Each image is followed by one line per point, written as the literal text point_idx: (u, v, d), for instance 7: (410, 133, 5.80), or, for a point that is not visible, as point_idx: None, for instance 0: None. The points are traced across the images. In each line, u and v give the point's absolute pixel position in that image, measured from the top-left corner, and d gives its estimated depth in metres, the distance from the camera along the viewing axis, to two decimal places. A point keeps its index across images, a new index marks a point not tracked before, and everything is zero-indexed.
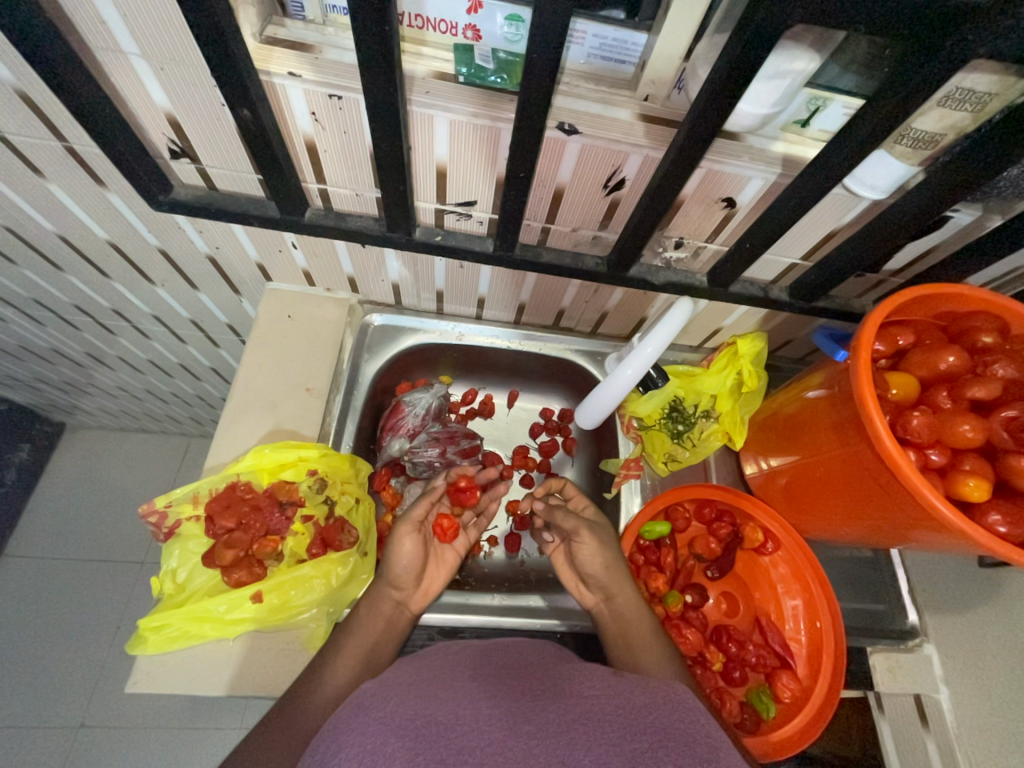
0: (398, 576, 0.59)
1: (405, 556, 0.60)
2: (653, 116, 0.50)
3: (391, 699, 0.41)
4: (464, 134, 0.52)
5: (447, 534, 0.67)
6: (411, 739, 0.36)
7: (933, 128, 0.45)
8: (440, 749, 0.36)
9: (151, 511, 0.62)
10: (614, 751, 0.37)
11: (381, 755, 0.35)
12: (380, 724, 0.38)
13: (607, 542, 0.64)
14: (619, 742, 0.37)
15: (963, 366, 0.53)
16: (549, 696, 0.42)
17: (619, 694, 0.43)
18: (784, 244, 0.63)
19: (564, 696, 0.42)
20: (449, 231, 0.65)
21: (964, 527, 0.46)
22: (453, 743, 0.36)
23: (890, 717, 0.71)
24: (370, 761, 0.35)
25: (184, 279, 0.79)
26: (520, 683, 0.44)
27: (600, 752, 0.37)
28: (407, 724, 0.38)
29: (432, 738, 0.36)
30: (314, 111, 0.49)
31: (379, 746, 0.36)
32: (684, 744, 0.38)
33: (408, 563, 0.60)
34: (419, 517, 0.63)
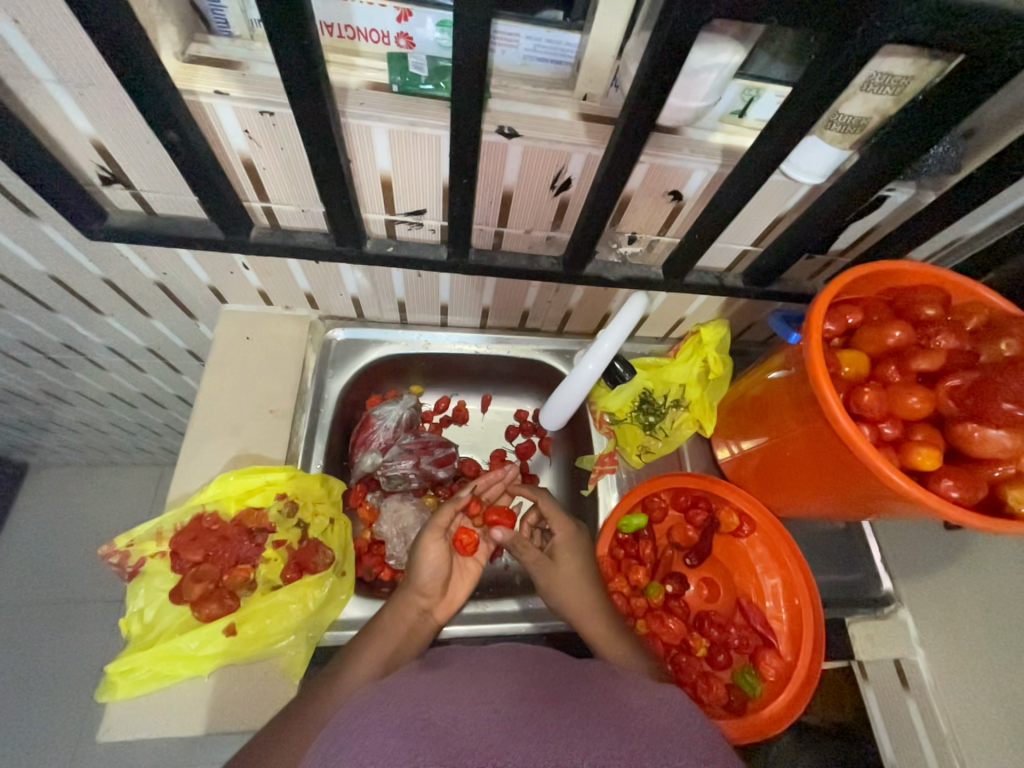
0: (421, 580, 0.59)
1: (431, 560, 0.60)
2: (592, 114, 0.50)
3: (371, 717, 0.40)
4: (405, 143, 0.51)
5: (468, 548, 0.65)
6: (412, 740, 0.35)
7: (859, 113, 0.47)
8: (439, 755, 0.35)
9: (112, 551, 0.59)
10: (610, 751, 0.36)
11: (380, 757, 0.34)
12: (379, 726, 0.37)
13: (574, 572, 0.64)
14: (600, 741, 0.37)
15: (909, 340, 0.55)
16: (530, 702, 0.42)
17: (600, 693, 0.43)
18: (734, 232, 0.64)
19: (546, 700, 0.42)
20: (402, 240, 0.64)
21: (918, 495, 0.48)
22: (452, 746, 0.35)
23: (874, 683, 0.74)
24: (369, 762, 0.34)
25: (134, 307, 0.77)
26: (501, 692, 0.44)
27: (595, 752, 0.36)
28: (404, 731, 0.37)
29: (431, 739, 0.36)
30: (247, 128, 0.48)
31: (378, 747, 0.35)
32: (666, 738, 0.39)
33: (435, 569, 0.60)
34: (444, 525, 0.63)
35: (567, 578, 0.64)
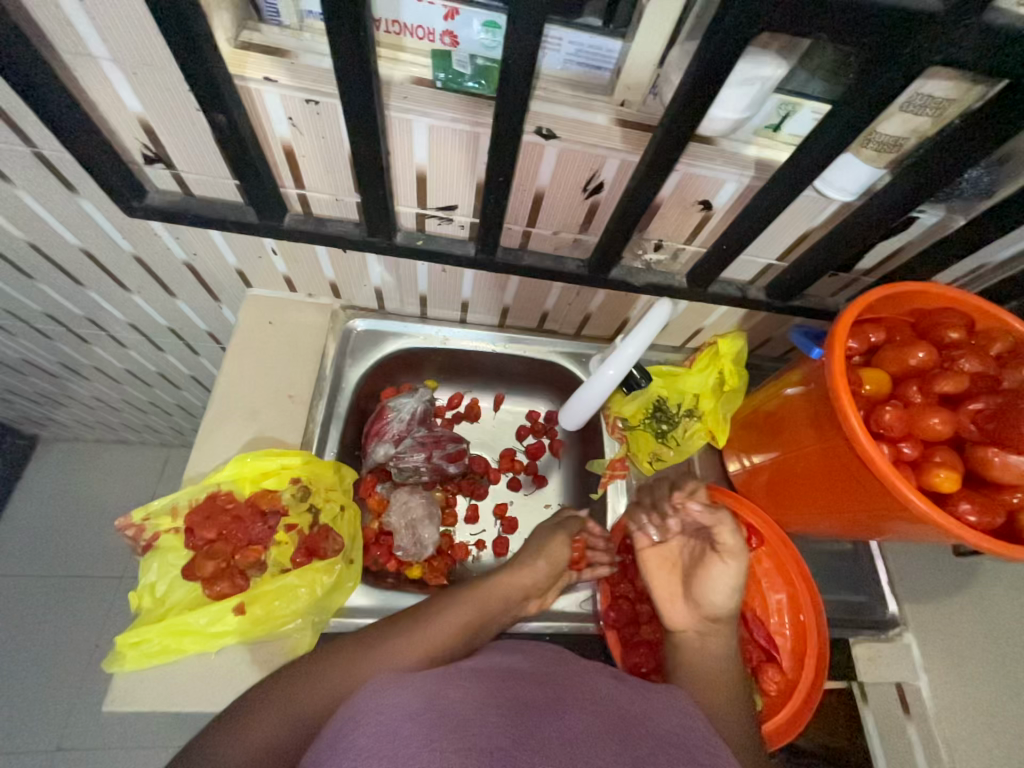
0: (518, 576, 0.63)
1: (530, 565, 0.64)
2: (629, 120, 0.51)
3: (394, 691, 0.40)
4: (444, 139, 0.52)
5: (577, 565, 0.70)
6: (426, 726, 0.36)
7: (898, 132, 0.47)
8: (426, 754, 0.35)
9: (128, 524, 0.60)
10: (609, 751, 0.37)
11: (377, 754, 0.34)
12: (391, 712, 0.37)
13: (727, 591, 0.61)
14: (621, 752, 0.38)
15: (933, 362, 0.55)
16: (551, 699, 0.42)
17: (617, 704, 0.43)
18: (760, 244, 0.64)
19: (565, 699, 0.42)
20: (431, 235, 0.64)
21: (936, 517, 0.47)
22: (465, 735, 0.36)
23: (874, 708, 0.72)
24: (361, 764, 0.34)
25: (160, 286, 0.78)
26: (517, 683, 0.44)
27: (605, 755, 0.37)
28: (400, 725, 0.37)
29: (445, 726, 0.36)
30: (291, 116, 0.49)
31: (393, 730, 0.36)
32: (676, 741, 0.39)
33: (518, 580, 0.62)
34: (556, 548, 0.66)
35: (722, 591, 0.61)
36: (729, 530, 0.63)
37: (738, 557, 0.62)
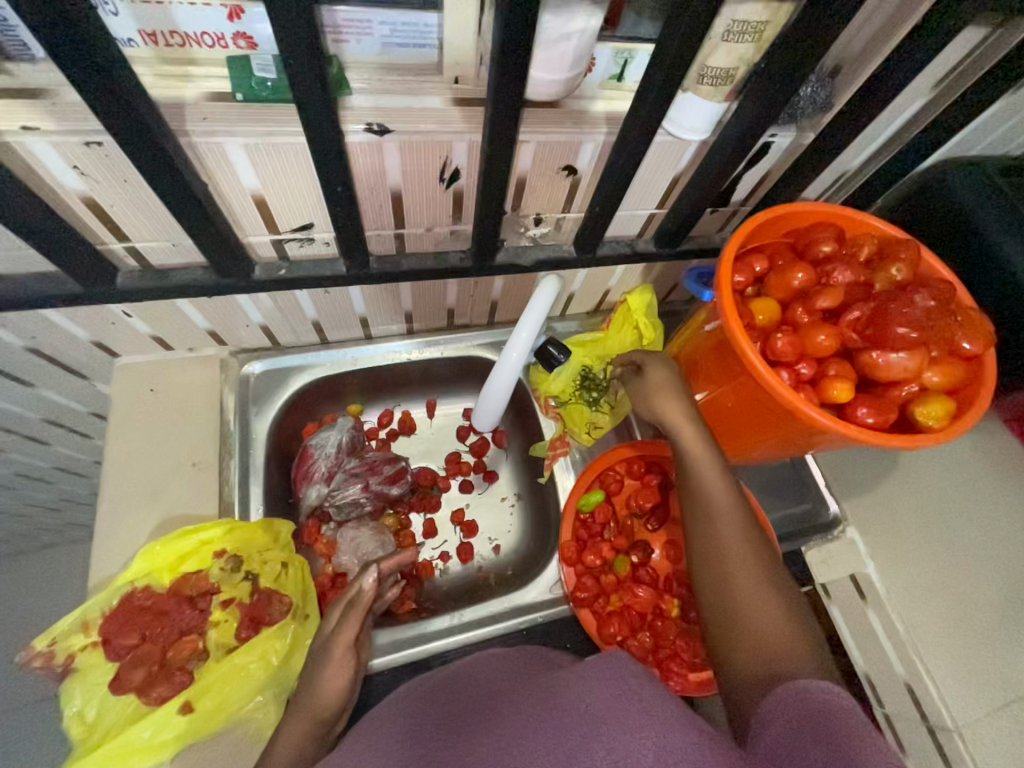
0: (327, 683, 0.53)
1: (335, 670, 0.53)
2: (467, 97, 0.48)
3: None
4: (267, 157, 0.46)
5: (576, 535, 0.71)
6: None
7: (726, 64, 0.46)
8: None
9: (34, 654, 0.54)
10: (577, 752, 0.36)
11: None
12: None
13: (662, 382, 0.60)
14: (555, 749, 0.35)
15: (813, 280, 0.57)
16: (486, 729, 0.40)
17: (554, 694, 0.41)
18: (636, 197, 0.63)
19: (498, 722, 0.40)
20: (296, 260, 0.59)
21: (839, 427, 0.50)
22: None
23: (838, 601, 0.79)
24: None
25: (11, 380, 0.68)
26: (459, 727, 0.42)
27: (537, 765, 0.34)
28: None
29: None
30: (76, 164, 0.42)
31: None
32: None
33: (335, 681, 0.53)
34: (348, 637, 0.55)
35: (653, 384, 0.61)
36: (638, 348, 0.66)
37: (661, 387, 0.60)
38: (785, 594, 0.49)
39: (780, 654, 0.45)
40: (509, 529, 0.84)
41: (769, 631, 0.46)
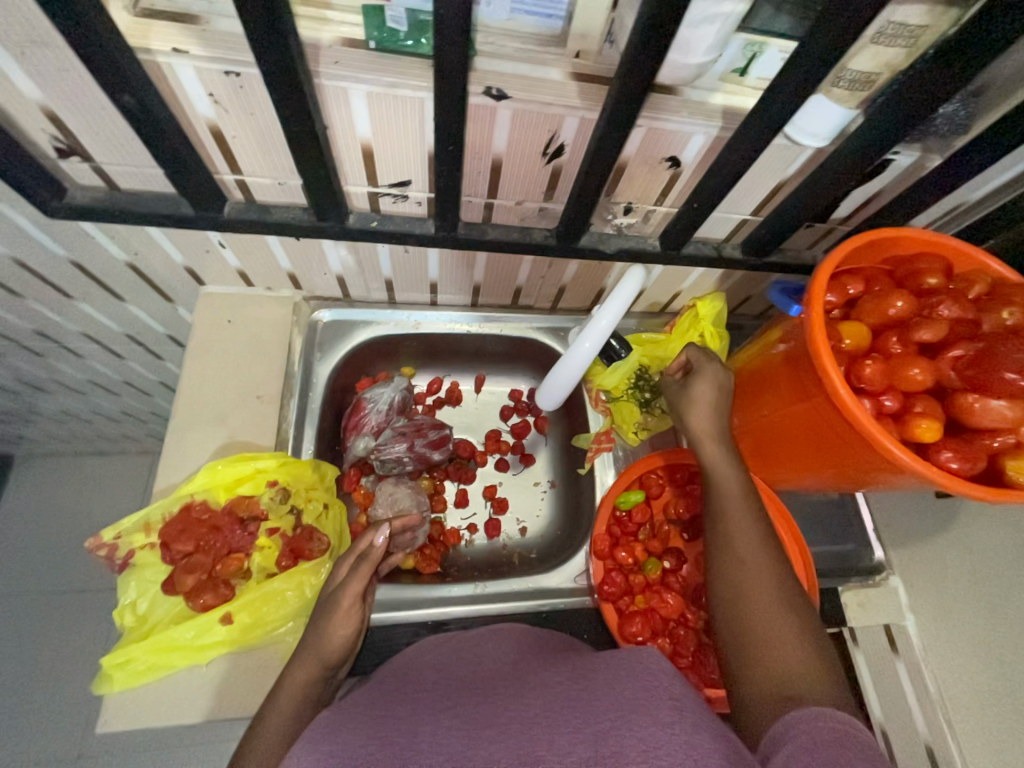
0: (333, 634, 0.53)
1: (342, 623, 0.53)
2: (586, 74, 0.47)
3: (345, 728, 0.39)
4: (385, 107, 0.47)
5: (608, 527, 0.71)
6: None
7: (869, 68, 0.44)
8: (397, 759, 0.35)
9: (99, 544, 0.58)
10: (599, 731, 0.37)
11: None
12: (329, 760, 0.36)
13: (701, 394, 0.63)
14: (582, 728, 0.35)
15: (911, 311, 0.54)
16: (511, 695, 0.40)
17: (582, 677, 0.41)
18: (734, 199, 0.61)
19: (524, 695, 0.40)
20: (387, 215, 0.60)
21: (918, 467, 0.47)
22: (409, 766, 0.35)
23: (863, 648, 0.75)
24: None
25: (106, 291, 0.73)
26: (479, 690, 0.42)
27: (565, 742, 0.35)
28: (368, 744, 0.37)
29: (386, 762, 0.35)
30: (212, 92, 0.44)
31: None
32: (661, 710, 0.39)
33: (342, 633, 0.53)
34: (353, 592, 0.55)
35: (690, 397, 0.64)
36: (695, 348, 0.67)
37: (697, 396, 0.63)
38: (800, 617, 0.48)
39: (789, 674, 0.44)
40: (538, 514, 0.84)
41: (780, 656, 0.45)
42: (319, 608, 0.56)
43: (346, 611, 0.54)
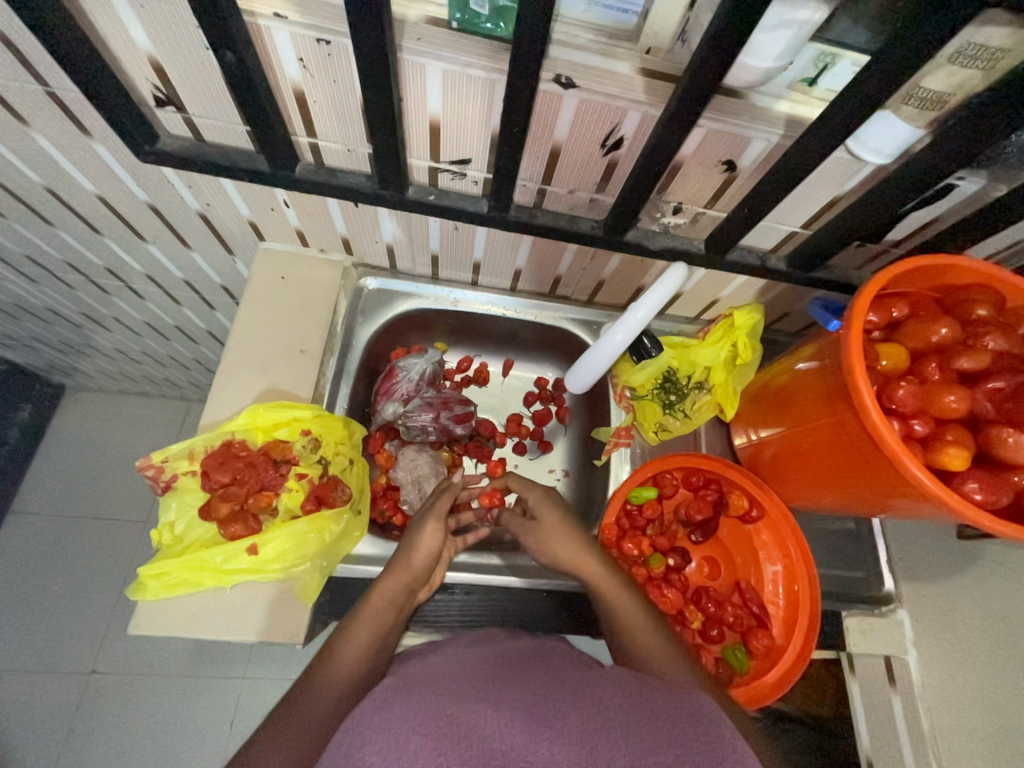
0: (415, 557, 0.60)
1: (426, 537, 0.61)
2: (655, 70, 0.48)
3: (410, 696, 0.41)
4: (459, 85, 0.49)
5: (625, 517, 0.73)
6: (435, 738, 0.36)
7: (941, 87, 0.44)
8: (462, 750, 0.35)
9: (148, 464, 0.63)
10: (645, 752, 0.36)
11: (405, 752, 0.35)
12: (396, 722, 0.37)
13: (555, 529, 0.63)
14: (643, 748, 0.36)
15: (954, 338, 0.53)
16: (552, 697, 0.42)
17: (623, 690, 0.43)
18: (785, 210, 0.61)
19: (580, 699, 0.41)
20: (444, 190, 0.63)
21: (938, 493, 0.47)
22: (478, 741, 0.36)
23: (859, 677, 0.77)
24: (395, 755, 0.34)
25: (175, 237, 0.78)
26: (528, 694, 0.43)
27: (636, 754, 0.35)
28: (429, 722, 0.37)
29: (456, 736, 0.36)
30: (301, 56, 0.47)
31: (402, 743, 0.35)
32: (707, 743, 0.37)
33: (428, 548, 0.61)
34: (443, 509, 0.65)
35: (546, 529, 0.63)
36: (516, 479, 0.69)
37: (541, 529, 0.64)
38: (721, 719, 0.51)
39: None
40: None
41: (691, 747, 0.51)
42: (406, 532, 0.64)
43: (433, 535, 0.62)
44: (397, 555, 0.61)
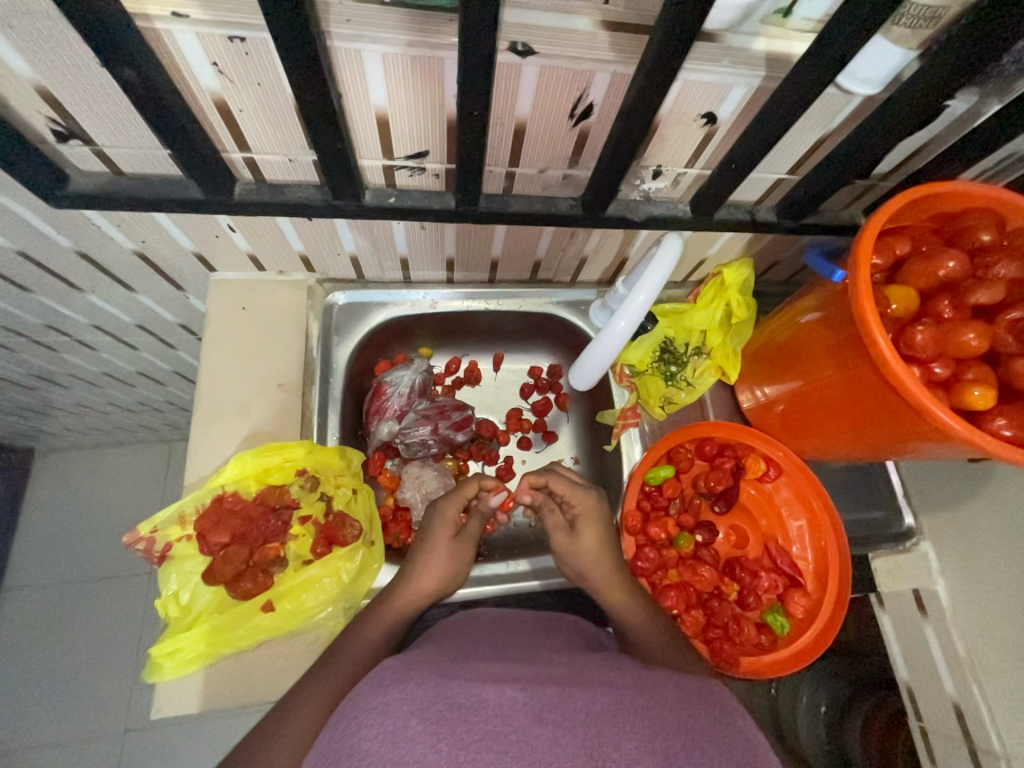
0: (433, 571, 0.60)
1: (453, 559, 0.61)
2: (618, 23, 0.42)
3: (411, 677, 0.41)
4: (401, 69, 0.43)
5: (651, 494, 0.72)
6: (434, 723, 0.36)
7: (936, 2, 0.41)
8: (463, 733, 0.36)
9: (137, 538, 0.58)
10: (645, 747, 0.37)
11: (404, 739, 0.35)
12: (399, 705, 0.38)
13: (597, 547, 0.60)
14: (651, 739, 0.37)
15: (963, 272, 0.51)
16: (583, 689, 0.42)
17: (647, 687, 0.42)
18: (770, 159, 0.57)
19: (581, 686, 0.42)
20: (404, 189, 0.57)
21: (970, 436, 0.46)
22: (476, 729, 0.36)
23: (891, 612, 0.81)
24: (393, 748, 0.35)
25: (115, 281, 0.71)
26: (556, 681, 0.43)
27: (633, 748, 0.36)
28: (430, 707, 0.38)
29: (453, 722, 0.37)
30: (215, 60, 0.40)
31: (399, 729, 0.36)
32: (719, 745, 0.38)
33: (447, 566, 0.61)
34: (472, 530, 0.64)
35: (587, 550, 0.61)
36: (560, 478, 0.64)
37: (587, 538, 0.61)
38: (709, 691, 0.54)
39: None
40: None
41: None
42: (420, 539, 0.63)
43: (452, 549, 0.61)
44: (409, 569, 0.61)
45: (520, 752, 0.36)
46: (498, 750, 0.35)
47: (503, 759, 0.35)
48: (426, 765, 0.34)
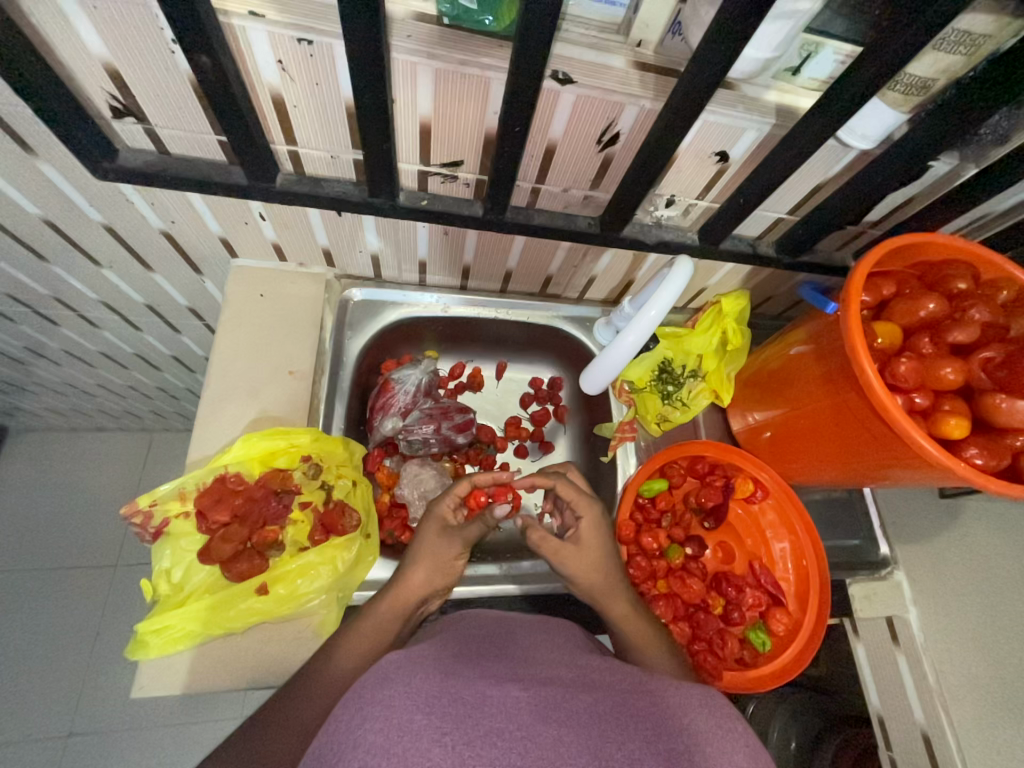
0: (435, 577, 0.60)
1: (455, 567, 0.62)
2: (646, 64, 0.47)
3: (416, 672, 0.41)
4: (451, 84, 0.47)
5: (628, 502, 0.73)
6: (440, 718, 0.37)
7: (926, 73, 0.46)
8: (467, 728, 0.36)
9: (134, 511, 0.58)
10: (646, 749, 0.37)
11: (408, 730, 0.35)
12: (406, 699, 0.38)
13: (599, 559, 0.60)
14: (654, 743, 0.38)
15: (942, 313, 0.56)
16: (585, 691, 0.42)
17: (648, 692, 0.43)
18: (774, 199, 0.62)
19: (584, 689, 0.43)
20: (435, 195, 0.61)
21: (949, 462, 0.49)
22: (482, 725, 0.37)
23: (865, 641, 0.83)
24: (399, 735, 0.35)
25: (135, 259, 0.72)
26: (558, 683, 0.43)
27: (634, 749, 0.37)
28: (434, 702, 0.38)
29: (460, 718, 0.37)
30: (280, 58, 0.43)
31: (406, 722, 0.36)
32: (720, 750, 0.38)
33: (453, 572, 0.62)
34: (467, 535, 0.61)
35: (588, 563, 0.59)
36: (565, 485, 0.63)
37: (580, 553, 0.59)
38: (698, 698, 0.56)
39: None
40: None
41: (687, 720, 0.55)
42: (415, 544, 0.62)
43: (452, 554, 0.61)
44: (403, 571, 0.60)
45: (524, 749, 0.36)
46: (503, 747, 0.36)
47: (508, 755, 0.36)
48: (433, 760, 0.34)
